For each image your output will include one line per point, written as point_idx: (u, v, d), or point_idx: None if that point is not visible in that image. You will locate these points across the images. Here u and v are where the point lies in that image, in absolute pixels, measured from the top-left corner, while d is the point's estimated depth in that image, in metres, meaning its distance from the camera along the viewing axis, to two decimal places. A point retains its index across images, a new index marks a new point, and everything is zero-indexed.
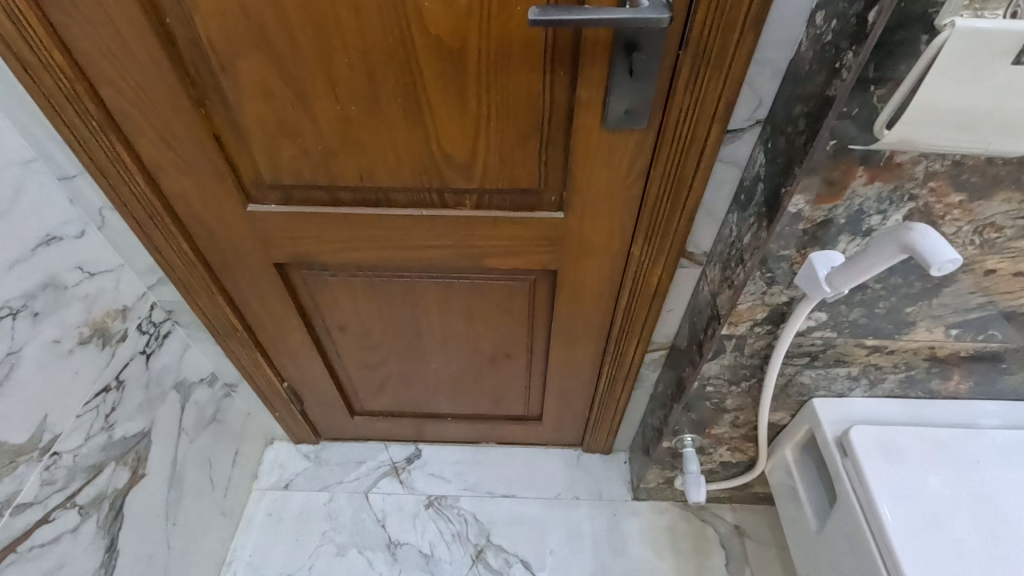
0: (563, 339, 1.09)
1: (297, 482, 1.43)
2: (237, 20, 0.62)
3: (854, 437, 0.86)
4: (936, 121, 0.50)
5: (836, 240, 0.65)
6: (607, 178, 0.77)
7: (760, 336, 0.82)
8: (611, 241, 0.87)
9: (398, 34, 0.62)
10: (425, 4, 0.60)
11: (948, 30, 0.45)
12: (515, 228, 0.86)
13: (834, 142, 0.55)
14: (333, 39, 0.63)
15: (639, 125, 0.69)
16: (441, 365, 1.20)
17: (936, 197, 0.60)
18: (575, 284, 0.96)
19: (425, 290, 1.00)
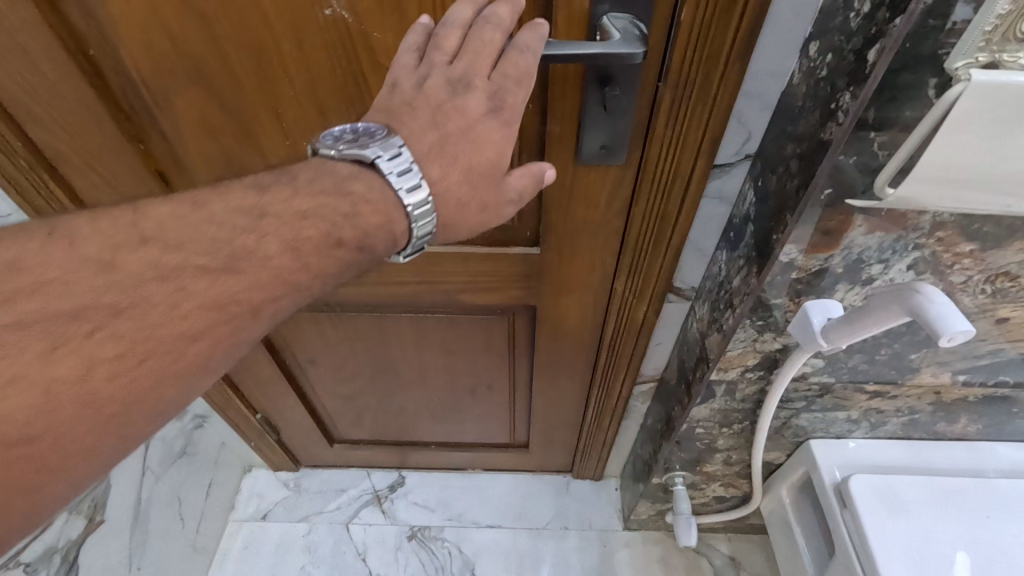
0: (546, 372, 1.03)
1: (276, 512, 1.38)
2: (168, 52, 0.56)
3: (853, 486, 0.80)
4: (948, 176, 0.44)
5: (833, 289, 0.59)
6: (585, 214, 0.70)
7: (752, 382, 0.76)
8: (592, 277, 0.81)
9: (347, 66, 0.56)
10: (374, 34, 0.53)
11: (962, 82, 0.39)
12: (488, 264, 0.80)
13: (830, 191, 0.49)
14: (276, 71, 0.57)
15: (616, 161, 0.63)
16: (420, 396, 1.15)
17: (945, 246, 0.54)
18: (555, 319, 0.90)
19: (398, 324, 0.94)
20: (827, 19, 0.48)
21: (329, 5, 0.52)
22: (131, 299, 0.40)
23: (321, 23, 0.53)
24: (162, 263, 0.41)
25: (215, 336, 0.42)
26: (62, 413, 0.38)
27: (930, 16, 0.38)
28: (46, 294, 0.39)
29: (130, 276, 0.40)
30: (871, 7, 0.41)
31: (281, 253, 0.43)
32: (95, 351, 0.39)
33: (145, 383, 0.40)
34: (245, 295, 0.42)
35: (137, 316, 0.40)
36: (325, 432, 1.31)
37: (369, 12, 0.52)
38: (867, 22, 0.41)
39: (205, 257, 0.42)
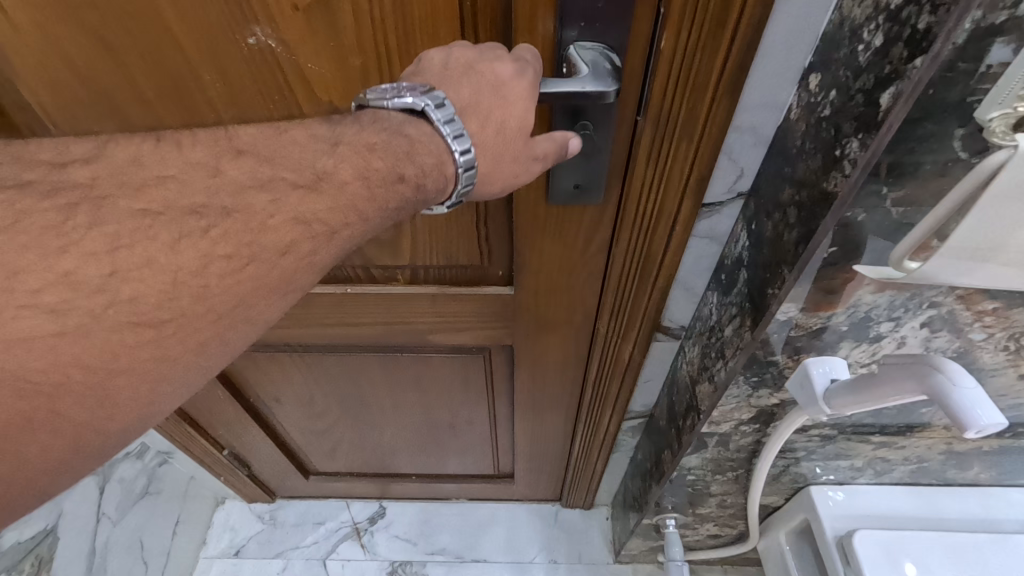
0: (528, 409, 0.97)
1: (250, 548, 1.32)
2: (73, 86, 0.49)
3: (858, 545, 0.73)
4: (987, 244, 0.37)
5: (838, 346, 0.53)
6: (561, 256, 0.63)
7: (747, 433, 0.70)
8: (573, 316, 0.74)
9: (280, 99, 0.49)
10: (308, 64, 0.46)
11: (1005, 151, 0.32)
12: (458, 304, 0.73)
13: (835, 248, 0.42)
14: (200, 108, 0.50)
15: (593, 200, 0.56)
16: (396, 430, 1.08)
17: (965, 304, 0.47)
18: (535, 357, 0.83)
19: (366, 362, 0.88)
20: (830, 49, 0.41)
21: (252, 32, 0.45)
22: (237, 203, 0.36)
23: (246, 54, 0.46)
24: (258, 174, 0.37)
25: (299, 255, 0.38)
26: (184, 306, 0.35)
27: (960, 58, 0.31)
28: (169, 186, 0.36)
29: (234, 183, 0.37)
30: (885, 41, 0.34)
31: (355, 181, 0.39)
32: (210, 247, 0.35)
33: (251, 288, 0.37)
34: (326, 217, 0.38)
35: (243, 222, 0.36)
36: (299, 466, 1.24)
37: (299, 40, 0.45)
38: (880, 59, 0.35)
39: (293, 172, 0.38)
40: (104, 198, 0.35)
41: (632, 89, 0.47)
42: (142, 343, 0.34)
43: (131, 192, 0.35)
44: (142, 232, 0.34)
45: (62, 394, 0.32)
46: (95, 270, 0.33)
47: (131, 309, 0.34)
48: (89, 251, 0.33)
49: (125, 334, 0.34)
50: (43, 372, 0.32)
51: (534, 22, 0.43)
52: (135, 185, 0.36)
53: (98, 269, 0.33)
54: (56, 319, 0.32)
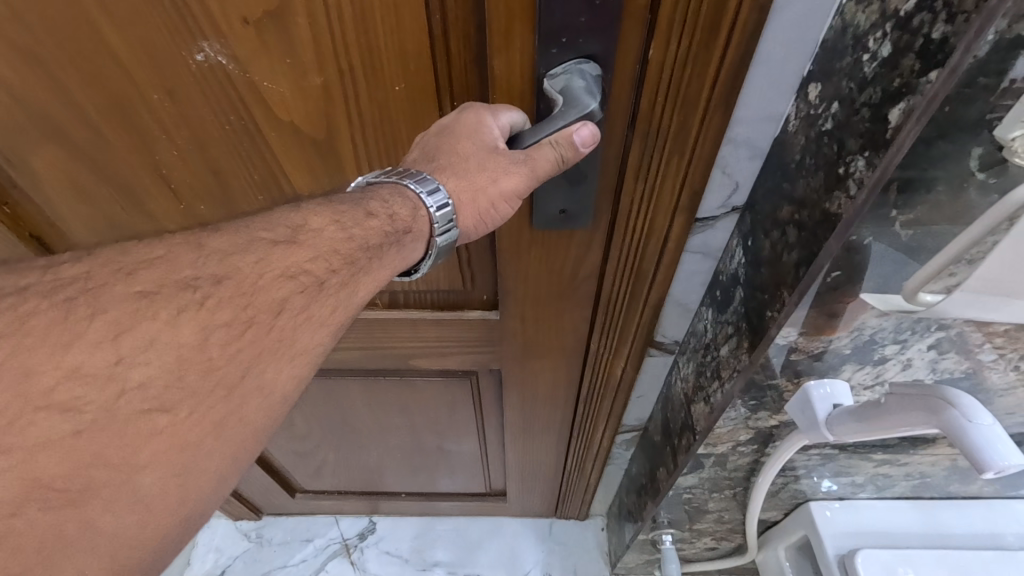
0: (522, 432, 0.94)
1: (236, 568, 1.28)
2: (16, 107, 0.48)
3: (860, 564, 0.71)
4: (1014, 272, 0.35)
5: (840, 369, 0.50)
6: (548, 282, 0.60)
7: (745, 454, 0.67)
8: (565, 341, 0.71)
9: (234, 116, 0.48)
10: (264, 82, 0.45)
11: None
12: (439, 327, 0.70)
13: (840, 272, 0.39)
14: (149, 125, 0.49)
15: (581, 225, 0.53)
16: (384, 449, 1.05)
17: (974, 325, 0.44)
18: (524, 381, 0.80)
19: (348, 385, 0.86)
20: (832, 58, 0.38)
21: (200, 48, 0.43)
22: (226, 270, 0.34)
23: (196, 71, 0.44)
24: (236, 240, 0.36)
25: (294, 311, 0.36)
26: (194, 384, 0.32)
27: (981, 73, 0.28)
28: (160, 267, 0.33)
29: (217, 252, 0.35)
30: (893, 52, 0.31)
31: (331, 227, 0.38)
32: (209, 318, 0.33)
33: (260, 354, 0.34)
34: (311, 266, 0.37)
35: (236, 287, 0.34)
36: (285, 485, 1.21)
37: (251, 55, 0.43)
38: (888, 70, 0.32)
39: (269, 231, 0.37)
40: (101, 287, 0.32)
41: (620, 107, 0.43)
42: (161, 434, 0.31)
43: (123, 277, 0.33)
44: (144, 315, 0.32)
45: (86, 502, 0.29)
46: (101, 362, 0.30)
47: (144, 396, 0.31)
48: (95, 342, 0.31)
49: (138, 426, 0.31)
50: (67, 478, 0.29)
51: (511, 39, 0.40)
52: (127, 268, 0.33)
53: (103, 360, 0.31)
54: (71, 418, 0.29)
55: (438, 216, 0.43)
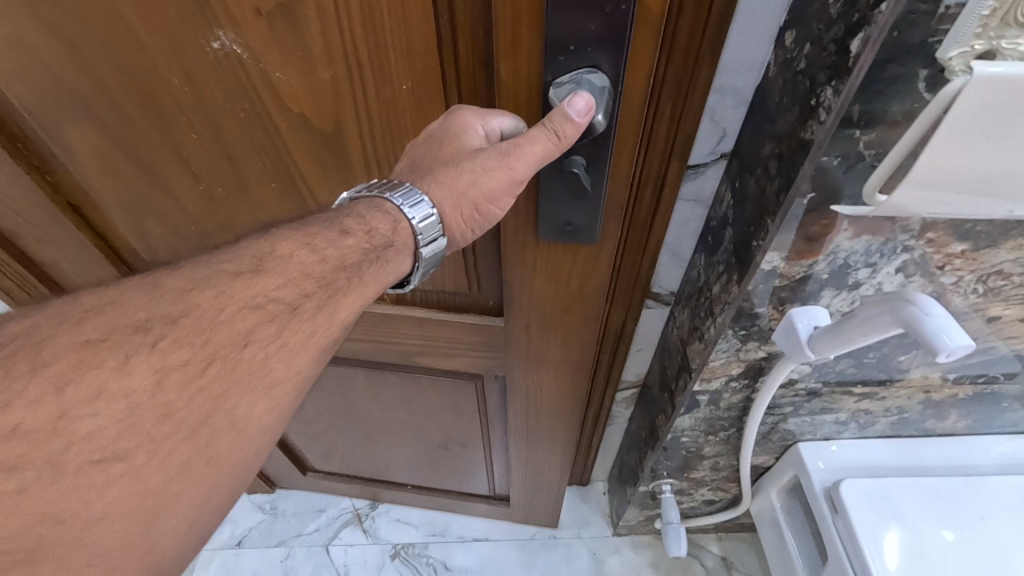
0: (529, 441, 0.96)
1: (251, 539, 1.32)
2: (53, 87, 0.53)
3: (844, 492, 0.77)
4: (933, 178, 0.40)
5: (819, 295, 0.56)
6: (550, 288, 0.63)
7: (737, 390, 0.73)
8: (573, 357, 0.74)
9: (249, 104, 0.52)
10: (276, 73, 0.49)
11: (963, 78, 0.35)
12: (444, 331, 0.76)
13: (814, 194, 0.45)
14: (170, 107, 0.54)
15: (586, 239, 0.56)
16: (393, 438, 1.10)
17: (935, 247, 0.50)
18: (527, 393, 0.84)
19: (355, 376, 0.92)
20: (803, 6, 0.44)
21: (216, 37, 0.47)
22: (184, 308, 0.37)
23: (213, 58, 0.49)
24: (195, 278, 0.39)
25: (262, 341, 0.39)
26: (150, 430, 0.35)
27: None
28: (109, 313, 0.36)
29: (174, 291, 0.38)
30: None
31: (303, 250, 0.42)
32: (164, 361, 0.35)
33: (226, 386, 0.37)
34: (279, 294, 0.40)
35: (193, 324, 0.37)
36: (295, 463, 1.25)
37: (264, 47, 0.47)
38: (849, 8, 0.37)
39: (233, 264, 0.40)
40: (45, 337, 0.34)
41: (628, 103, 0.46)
42: (116, 481, 0.34)
43: (70, 326, 0.34)
44: (90, 365, 0.34)
45: (36, 559, 0.31)
46: (44, 417, 0.32)
47: (92, 447, 0.33)
48: (35, 396, 0.32)
49: (91, 476, 0.33)
50: (13, 537, 0.30)
51: (517, 42, 0.42)
52: (75, 317, 0.35)
53: (46, 414, 0.32)
54: (13, 476, 0.31)
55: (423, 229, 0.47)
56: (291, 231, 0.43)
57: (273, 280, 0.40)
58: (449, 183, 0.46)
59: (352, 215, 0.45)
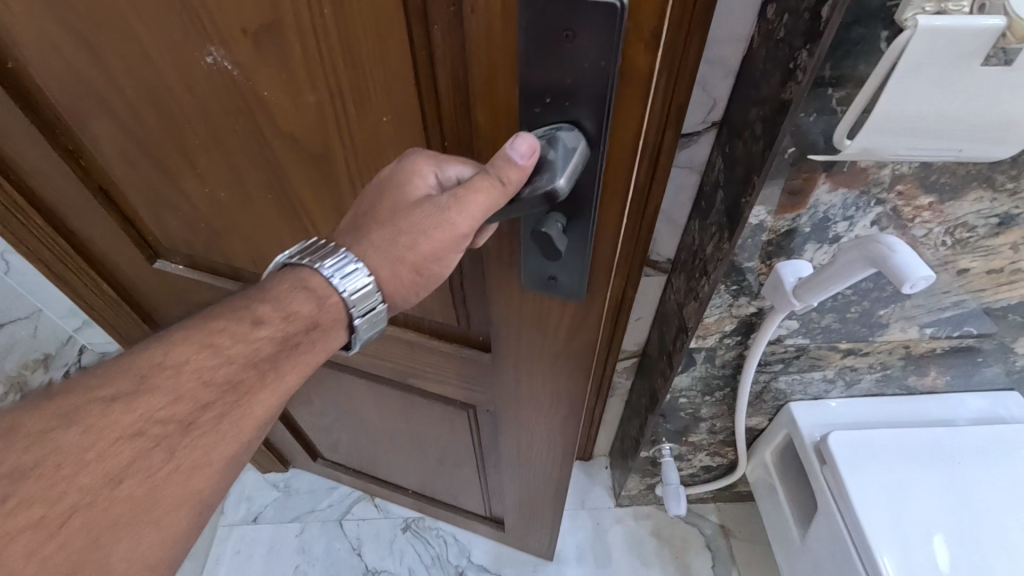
0: (517, 474, 0.94)
1: (266, 515, 1.37)
2: (76, 84, 0.54)
3: (831, 444, 0.83)
4: (890, 128, 0.44)
5: (803, 249, 0.61)
6: (536, 331, 0.61)
7: (730, 347, 0.78)
8: (559, 405, 0.73)
9: (245, 119, 0.51)
10: (266, 92, 0.48)
11: (910, 29, 0.39)
12: (438, 356, 0.77)
13: (795, 148, 0.50)
14: (176, 113, 0.54)
15: (569, 292, 0.54)
16: (391, 443, 1.11)
17: (905, 200, 0.55)
18: (516, 427, 0.82)
19: (354, 382, 0.95)
20: None
21: (209, 52, 0.46)
22: (39, 457, 0.35)
23: (208, 71, 0.48)
24: (62, 410, 0.37)
25: (142, 472, 0.38)
26: None
27: None
28: None
29: (32, 434, 0.36)
30: None
31: (204, 353, 0.41)
32: (10, 524, 0.33)
33: (99, 529, 0.37)
34: (165, 415, 0.40)
35: (51, 470, 0.35)
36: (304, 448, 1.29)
37: (253, 66, 0.46)
38: None
39: (108, 389, 0.38)
40: None
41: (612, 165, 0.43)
42: None
43: None
44: None
45: None
46: None
47: None
48: None
49: None
50: None
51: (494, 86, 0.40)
52: None
53: None
54: None
55: (359, 300, 0.46)
56: (190, 335, 0.42)
57: (159, 401, 0.39)
58: (391, 236, 0.44)
59: (266, 298, 0.44)
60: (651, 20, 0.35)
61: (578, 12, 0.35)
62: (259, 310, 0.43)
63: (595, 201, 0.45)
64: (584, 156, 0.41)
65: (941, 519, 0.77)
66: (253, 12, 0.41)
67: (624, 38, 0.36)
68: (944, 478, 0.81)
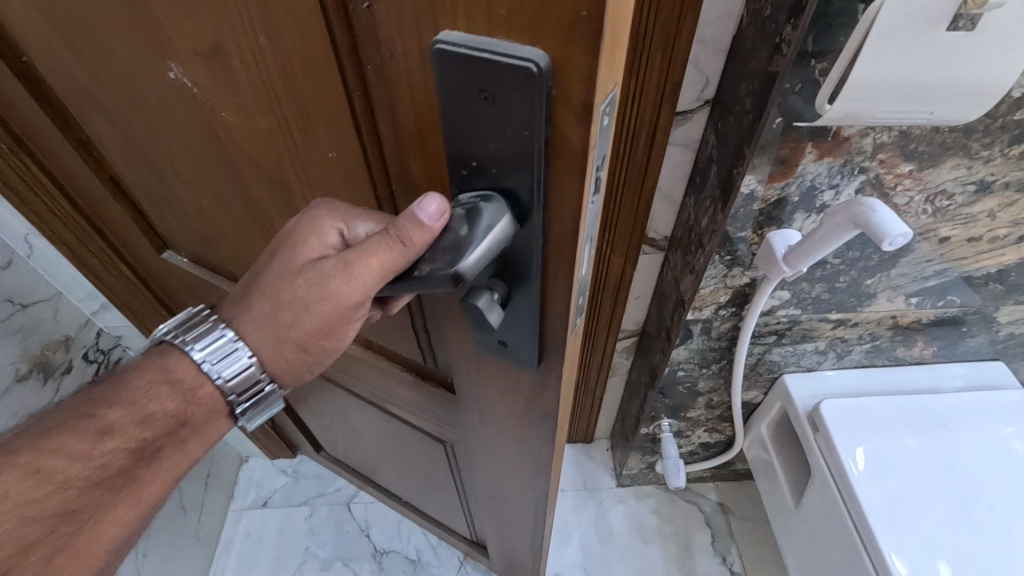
0: (495, 515, 0.88)
1: (276, 499, 1.40)
2: (71, 79, 0.52)
3: (823, 412, 0.86)
4: (864, 92, 0.48)
5: (792, 218, 0.65)
6: (497, 392, 0.54)
7: (726, 318, 0.82)
8: (523, 465, 0.65)
9: (209, 137, 0.48)
10: (223, 113, 0.44)
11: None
12: (411, 391, 0.72)
13: (782, 118, 0.54)
14: (153, 120, 0.51)
15: (521, 361, 0.46)
16: (380, 455, 1.08)
17: (887, 168, 0.59)
18: (488, 473, 0.75)
19: (340, 396, 0.93)
20: None
21: (169, 68, 0.43)
22: None
23: (172, 85, 0.45)
24: None
25: None
26: None
27: None
28: None
29: None
30: None
31: (37, 477, 0.41)
32: None
33: None
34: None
35: None
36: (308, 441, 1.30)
37: (208, 87, 0.42)
38: None
39: None
40: None
41: (552, 243, 0.36)
42: None
43: None
44: None
45: None
46: None
47: None
48: None
49: None
50: None
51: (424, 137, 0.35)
52: None
53: None
54: None
55: (237, 380, 0.46)
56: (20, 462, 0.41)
57: None
58: (275, 308, 0.43)
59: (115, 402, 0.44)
60: (580, 91, 0.27)
61: (492, 73, 0.28)
62: (105, 419, 0.44)
63: (536, 277, 0.38)
64: (511, 235, 0.34)
65: (928, 478, 0.81)
66: (197, 32, 0.38)
67: (553, 107, 0.29)
68: (933, 443, 0.84)
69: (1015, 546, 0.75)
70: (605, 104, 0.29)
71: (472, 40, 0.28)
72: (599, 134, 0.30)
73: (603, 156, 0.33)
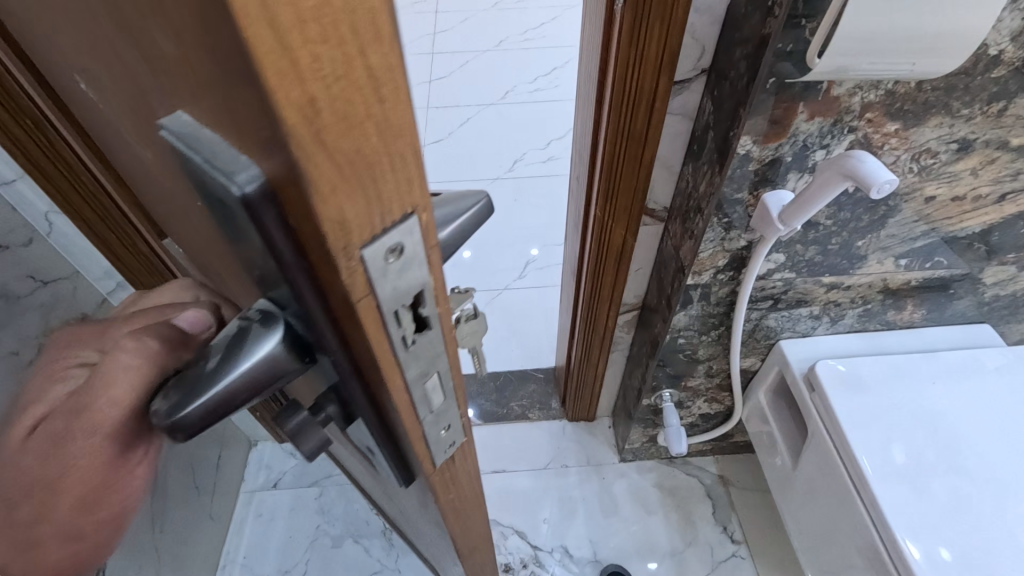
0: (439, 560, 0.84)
1: (286, 480, 1.42)
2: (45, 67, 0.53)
3: (819, 371, 0.90)
4: (852, 46, 0.51)
5: (785, 179, 0.69)
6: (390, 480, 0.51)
7: (724, 283, 0.86)
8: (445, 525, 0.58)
9: (115, 150, 0.46)
10: (111, 132, 0.41)
11: None
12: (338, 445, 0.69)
13: (774, 80, 0.57)
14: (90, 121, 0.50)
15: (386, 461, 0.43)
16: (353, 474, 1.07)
17: (874, 127, 0.63)
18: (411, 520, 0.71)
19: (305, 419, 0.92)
20: None
21: (60, 77, 0.40)
22: None
23: (71, 92, 0.42)
24: None
25: None
26: None
27: None
28: None
29: None
30: None
31: None
32: None
33: None
34: None
35: None
36: None
37: (89, 103, 0.39)
38: None
39: None
40: None
41: (371, 375, 0.31)
42: None
43: None
44: None
45: None
46: None
47: None
48: None
49: None
50: None
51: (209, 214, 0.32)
52: None
53: None
54: None
55: None
56: None
57: None
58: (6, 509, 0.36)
59: None
60: (309, 227, 0.21)
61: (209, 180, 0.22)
62: None
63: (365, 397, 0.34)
64: (280, 369, 0.29)
65: (917, 430, 0.85)
66: (55, 45, 0.34)
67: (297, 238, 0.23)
68: (924, 399, 0.88)
69: (1003, 491, 0.79)
70: (368, 243, 0.23)
71: (195, 133, 0.22)
72: (376, 276, 0.24)
73: (416, 290, 0.27)
